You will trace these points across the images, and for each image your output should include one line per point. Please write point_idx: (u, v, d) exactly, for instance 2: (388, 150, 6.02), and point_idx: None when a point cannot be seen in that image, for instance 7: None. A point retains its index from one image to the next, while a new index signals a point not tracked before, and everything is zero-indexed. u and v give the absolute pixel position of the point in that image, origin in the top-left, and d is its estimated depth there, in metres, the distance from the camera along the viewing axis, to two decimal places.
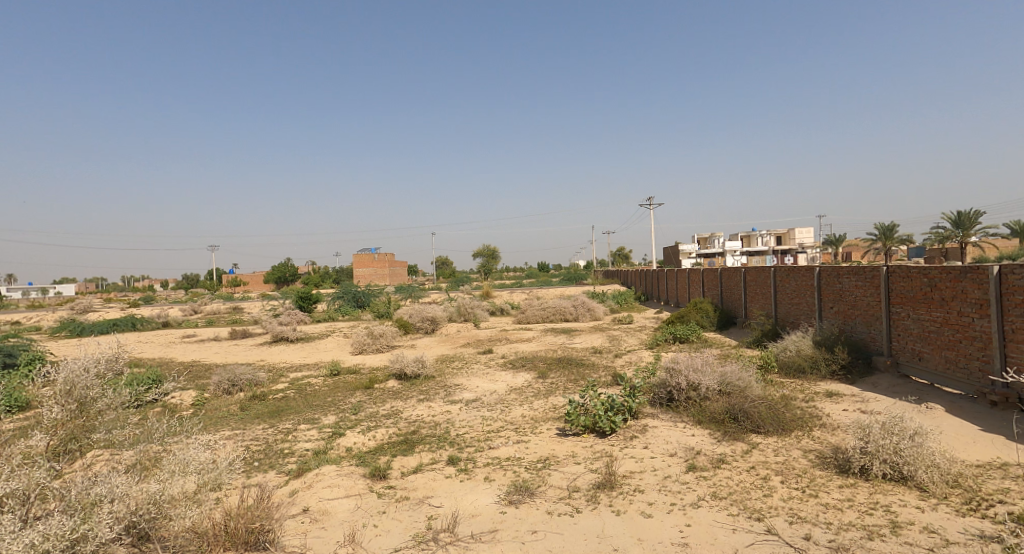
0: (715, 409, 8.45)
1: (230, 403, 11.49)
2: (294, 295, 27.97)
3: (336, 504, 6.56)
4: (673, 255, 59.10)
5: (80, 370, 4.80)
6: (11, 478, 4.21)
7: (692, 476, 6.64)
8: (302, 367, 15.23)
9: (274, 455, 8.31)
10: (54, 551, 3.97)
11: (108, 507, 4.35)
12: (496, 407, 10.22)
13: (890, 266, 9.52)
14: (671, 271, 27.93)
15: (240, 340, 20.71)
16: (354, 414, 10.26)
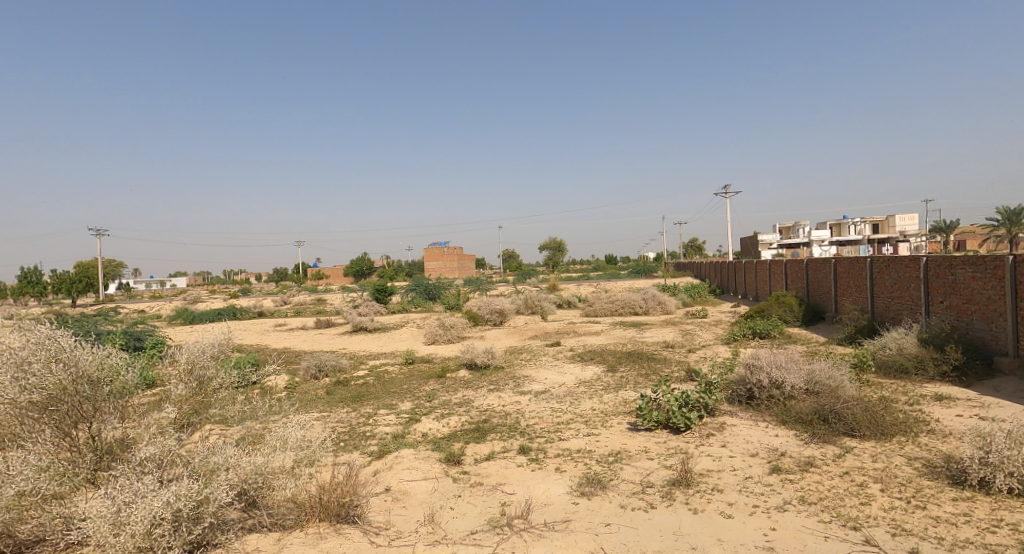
0: (802, 410, 7.93)
1: (317, 387, 12.11)
2: (370, 288, 28.95)
3: (414, 485, 6.73)
4: (752, 246, 56.38)
5: (198, 351, 5.35)
6: (148, 445, 4.77)
7: (777, 478, 6.27)
8: (380, 355, 15.77)
9: (356, 437, 8.65)
10: (184, 509, 4.40)
11: (225, 474, 4.82)
12: (565, 399, 10.13)
13: (1018, 255, 8.54)
14: (750, 263, 26.62)
15: (324, 329, 21.81)
16: (429, 402, 10.50)
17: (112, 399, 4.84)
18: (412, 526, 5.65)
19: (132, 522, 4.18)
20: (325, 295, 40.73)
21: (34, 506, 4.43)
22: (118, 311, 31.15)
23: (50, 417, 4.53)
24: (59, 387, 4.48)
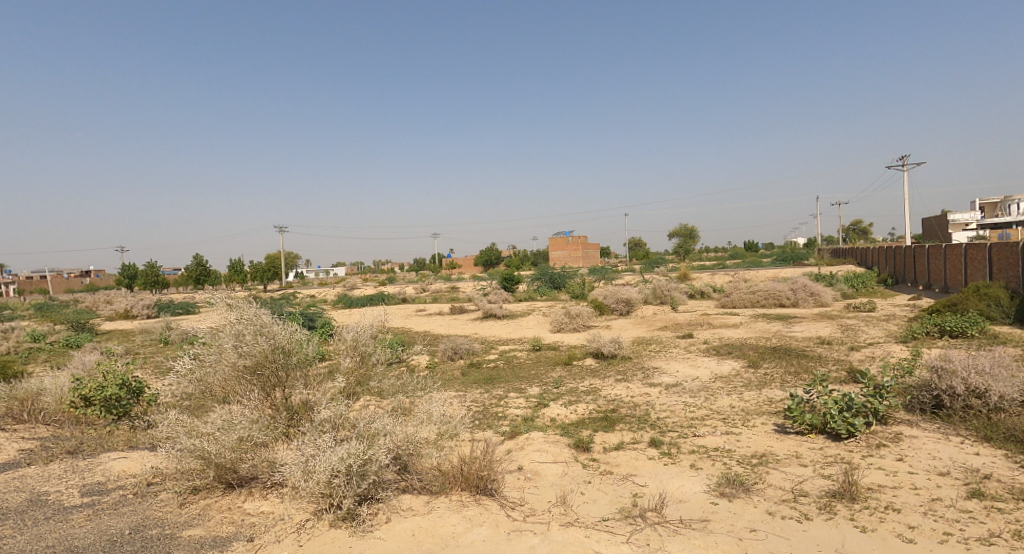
0: (1018, 428, 6.40)
1: (454, 368, 12.51)
2: (499, 277, 29.44)
3: (546, 467, 6.57)
4: (935, 230, 48.55)
5: (361, 330, 6.28)
6: (326, 409, 5.49)
7: (974, 505, 5.11)
8: (510, 341, 15.95)
9: (489, 416, 8.73)
10: (354, 466, 4.85)
11: (383, 439, 5.21)
12: (699, 394, 9.33)
13: None
14: (936, 248, 22.76)
15: (459, 315, 22.62)
16: (557, 388, 10.31)
17: (298, 367, 5.84)
18: (545, 505, 5.44)
19: (317, 471, 4.77)
20: (458, 284, 42.43)
21: (249, 449, 5.38)
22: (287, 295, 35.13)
23: (258, 380, 5.66)
24: (263, 353, 5.55)
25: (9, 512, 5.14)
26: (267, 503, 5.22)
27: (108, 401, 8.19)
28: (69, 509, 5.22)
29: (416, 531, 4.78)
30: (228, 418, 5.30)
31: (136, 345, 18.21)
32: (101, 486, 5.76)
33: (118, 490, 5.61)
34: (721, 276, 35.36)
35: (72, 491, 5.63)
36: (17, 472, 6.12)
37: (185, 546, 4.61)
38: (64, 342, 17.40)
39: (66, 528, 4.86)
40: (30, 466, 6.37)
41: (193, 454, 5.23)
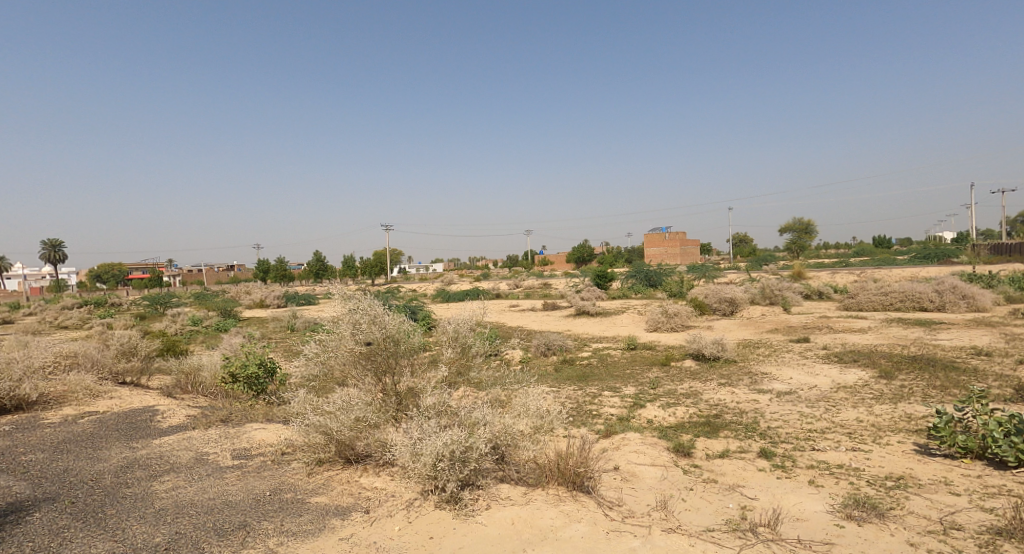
0: None
1: (546, 363, 12.67)
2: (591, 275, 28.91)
3: (643, 469, 6.50)
4: None
5: (462, 322, 6.61)
6: (431, 397, 5.97)
7: None
8: (604, 338, 15.78)
9: (583, 414, 8.76)
10: (456, 452, 5.19)
11: (483, 428, 5.50)
12: (819, 405, 8.62)
13: None
14: None
15: (551, 311, 22.65)
16: (654, 388, 10.05)
17: (406, 356, 6.25)
18: (645, 510, 5.41)
19: (424, 454, 5.15)
20: (552, 280, 42.40)
21: (364, 429, 5.98)
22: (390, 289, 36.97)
23: (372, 365, 6.17)
24: (377, 340, 6.00)
25: (178, 469, 6.00)
26: (380, 480, 5.70)
27: (249, 378, 9.45)
28: (222, 470, 5.97)
29: (515, 521, 4.96)
30: (347, 400, 6.00)
31: (268, 330, 20.28)
32: (247, 451, 6.54)
33: (261, 456, 6.34)
34: (838, 275, 31.80)
35: (225, 453, 6.45)
36: (183, 436, 6.99)
37: (313, 511, 5.13)
38: (211, 326, 19.72)
39: (221, 485, 5.60)
40: (195, 429, 7.25)
41: (318, 429, 5.91)
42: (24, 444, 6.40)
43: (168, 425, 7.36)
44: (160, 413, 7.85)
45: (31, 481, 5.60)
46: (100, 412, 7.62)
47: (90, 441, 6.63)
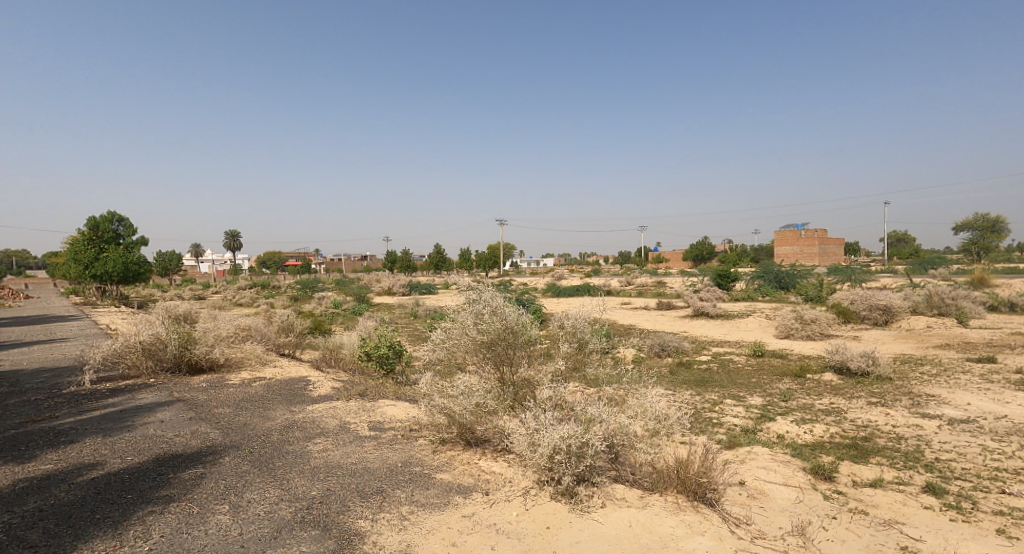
0: None
1: (660, 365, 11.68)
2: (709, 273, 26.08)
3: (773, 487, 5.81)
4: None
5: (580, 319, 6.32)
6: (549, 390, 5.74)
7: None
8: (726, 343, 14.15)
9: (702, 421, 7.93)
10: (572, 447, 5.05)
11: (598, 426, 5.28)
12: (1011, 441, 6.67)
13: None
14: None
15: (667, 311, 21.31)
16: (785, 400, 8.69)
17: (522, 348, 6.11)
18: (778, 533, 4.94)
19: (541, 444, 5.10)
20: (665, 279, 40.09)
21: (484, 416, 6.03)
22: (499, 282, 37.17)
23: (492, 354, 6.14)
24: (498, 331, 5.97)
25: (326, 433, 6.48)
26: (498, 464, 5.75)
27: (380, 358, 9.91)
28: (361, 439, 6.33)
29: (633, 523, 4.77)
30: (468, 385, 6.02)
31: (395, 316, 21.74)
32: (381, 424, 6.81)
33: (392, 430, 6.62)
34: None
35: (363, 423, 6.81)
36: (329, 405, 7.48)
37: (438, 486, 5.33)
38: (350, 310, 21.65)
39: (361, 452, 5.99)
40: (339, 400, 7.70)
41: (442, 411, 6.15)
42: (214, 399, 7.47)
43: (317, 394, 7.96)
44: (312, 383, 8.58)
45: (219, 430, 6.38)
46: (269, 377, 8.73)
47: (259, 404, 7.41)
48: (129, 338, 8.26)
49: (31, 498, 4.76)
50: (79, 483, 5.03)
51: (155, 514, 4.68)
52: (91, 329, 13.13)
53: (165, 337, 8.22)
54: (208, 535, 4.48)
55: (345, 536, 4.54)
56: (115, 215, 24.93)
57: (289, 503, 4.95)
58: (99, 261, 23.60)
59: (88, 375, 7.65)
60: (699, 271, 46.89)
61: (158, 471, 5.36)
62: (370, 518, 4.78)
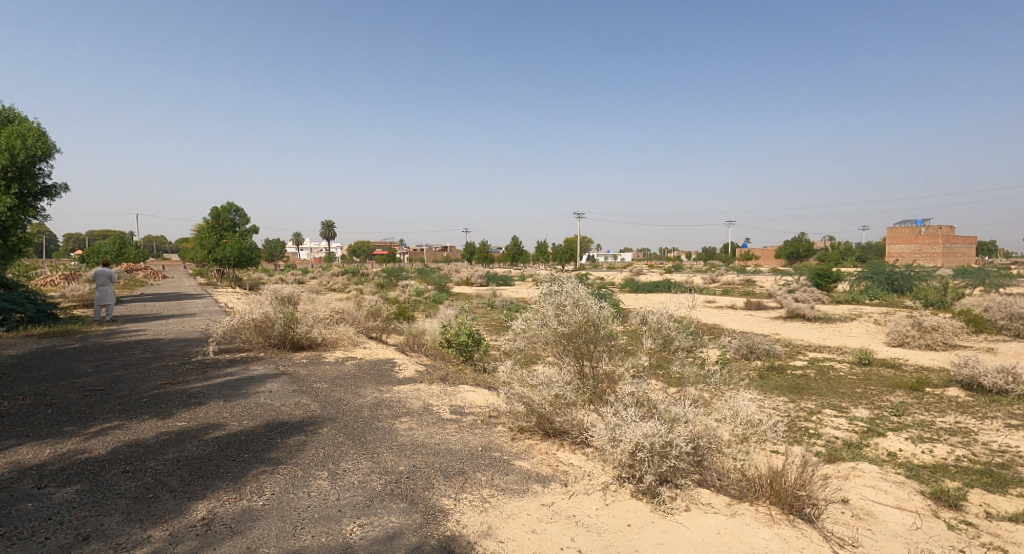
0: None
1: (747, 367, 10.49)
2: (809, 271, 23.83)
3: (885, 510, 5.01)
4: None
5: (663, 316, 5.97)
6: (632, 386, 5.42)
7: None
8: (824, 348, 12.35)
9: (796, 431, 7.02)
10: (655, 446, 4.57)
11: (683, 425, 4.75)
12: None
13: None
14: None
15: (756, 310, 19.85)
16: (897, 416, 7.55)
17: (603, 343, 5.76)
18: None
19: (623, 439, 4.67)
20: (753, 277, 37.31)
21: (563, 407, 5.75)
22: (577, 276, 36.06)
23: (571, 347, 5.79)
24: (579, 323, 5.64)
25: (412, 413, 6.61)
26: (576, 457, 5.41)
27: (460, 345, 10.41)
28: (443, 421, 6.34)
29: (721, 531, 4.25)
30: (547, 376, 5.80)
31: (470, 307, 21.91)
32: (461, 408, 6.88)
33: (472, 415, 6.60)
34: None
35: (445, 406, 6.91)
36: (414, 386, 7.82)
37: (517, 472, 5.06)
38: (431, 300, 22.33)
39: (443, 433, 5.96)
40: (422, 382, 8.06)
41: (521, 400, 5.91)
42: (314, 373, 8.18)
43: (403, 376, 8.38)
44: (397, 364, 9.17)
45: (317, 402, 6.84)
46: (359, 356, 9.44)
47: (350, 380, 7.95)
48: (244, 315, 9.28)
49: (167, 450, 5.11)
50: (206, 440, 5.39)
51: (266, 474, 4.81)
52: (213, 307, 14.62)
53: (273, 315, 9.17)
54: (311, 496, 4.48)
55: (431, 511, 4.36)
56: (233, 206, 27.47)
57: (379, 475, 4.90)
58: (221, 247, 26.11)
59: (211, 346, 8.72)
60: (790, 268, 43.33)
61: (268, 435, 5.67)
62: (453, 497, 4.58)
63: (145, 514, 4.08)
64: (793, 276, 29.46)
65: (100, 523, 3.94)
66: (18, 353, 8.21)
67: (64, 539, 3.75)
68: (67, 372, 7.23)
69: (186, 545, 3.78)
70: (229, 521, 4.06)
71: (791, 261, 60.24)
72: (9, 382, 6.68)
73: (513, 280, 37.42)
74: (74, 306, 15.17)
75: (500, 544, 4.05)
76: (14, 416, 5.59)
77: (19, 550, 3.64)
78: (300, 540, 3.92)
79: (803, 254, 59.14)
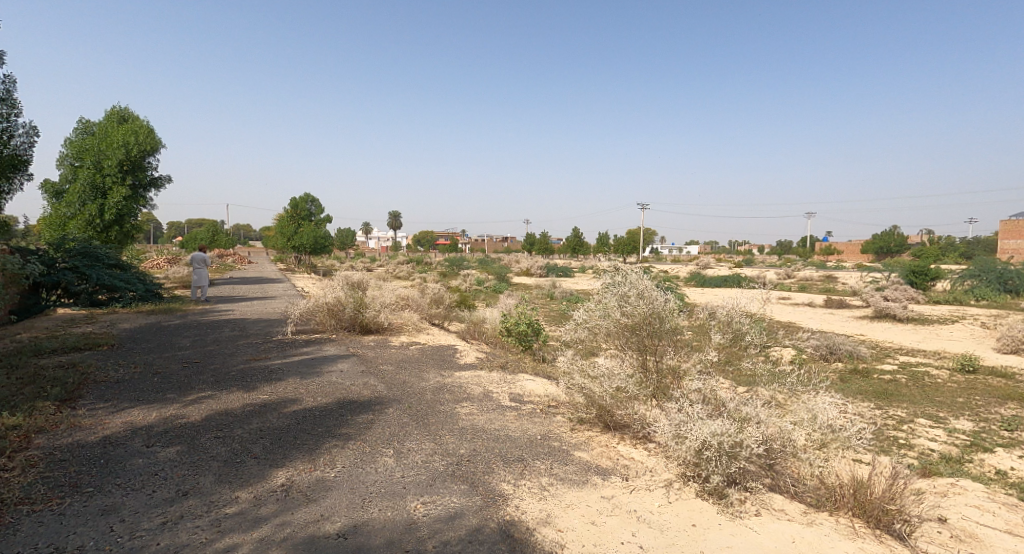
0: None
1: (827, 369, 10.13)
2: (905, 268, 22.52)
3: (990, 532, 4.75)
4: None
5: (735, 311, 5.92)
6: (698, 381, 5.37)
7: None
8: (919, 352, 11.68)
9: (885, 440, 6.78)
10: (723, 444, 4.55)
11: (754, 426, 4.69)
12: None
13: None
14: None
15: (838, 309, 18.97)
16: (1007, 431, 7.11)
17: (668, 336, 5.78)
18: None
19: (689, 436, 4.67)
20: (836, 273, 35.44)
21: (625, 401, 5.80)
22: (648, 266, 35.27)
23: (636, 340, 5.85)
24: (643, 315, 5.70)
25: (472, 398, 6.90)
26: (638, 452, 5.48)
27: (519, 334, 10.56)
28: (503, 409, 6.59)
29: (796, 540, 4.18)
30: (609, 368, 5.86)
31: (535, 297, 22.10)
32: (520, 396, 7.10)
33: (532, 404, 6.81)
34: None
35: (504, 394, 7.14)
36: (474, 373, 8.12)
37: (577, 464, 5.22)
38: (497, 289, 22.70)
39: (503, 420, 6.20)
40: (481, 369, 8.37)
41: (581, 391, 6.03)
42: (381, 356, 8.66)
43: (462, 361, 8.74)
44: (458, 351, 9.48)
45: (383, 384, 7.26)
46: (423, 342, 9.83)
47: (414, 364, 8.36)
48: (318, 299, 9.92)
49: (252, 420, 5.61)
50: (285, 413, 5.88)
51: (338, 448, 5.22)
52: (291, 291, 15.54)
53: (344, 300, 9.75)
54: (377, 472, 4.82)
55: (491, 495, 4.57)
56: (310, 195, 29.03)
57: (441, 457, 5.19)
58: (298, 235, 27.78)
59: (289, 327, 9.37)
60: (878, 264, 40.90)
61: (339, 412, 6.10)
62: (512, 483, 4.79)
63: (234, 477, 4.52)
64: (885, 272, 27.69)
65: (196, 483, 4.40)
66: (129, 327, 9.15)
67: (167, 493, 4.21)
68: (169, 345, 8.04)
69: (269, 508, 4.16)
70: (305, 489, 4.44)
71: (880, 257, 56.86)
72: (122, 352, 7.49)
73: (582, 271, 37.07)
74: (175, 286, 16.62)
75: (560, 533, 4.16)
76: (127, 383, 6.26)
77: (132, 499, 4.11)
78: (368, 512, 4.23)
79: (894, 249, 55.55)
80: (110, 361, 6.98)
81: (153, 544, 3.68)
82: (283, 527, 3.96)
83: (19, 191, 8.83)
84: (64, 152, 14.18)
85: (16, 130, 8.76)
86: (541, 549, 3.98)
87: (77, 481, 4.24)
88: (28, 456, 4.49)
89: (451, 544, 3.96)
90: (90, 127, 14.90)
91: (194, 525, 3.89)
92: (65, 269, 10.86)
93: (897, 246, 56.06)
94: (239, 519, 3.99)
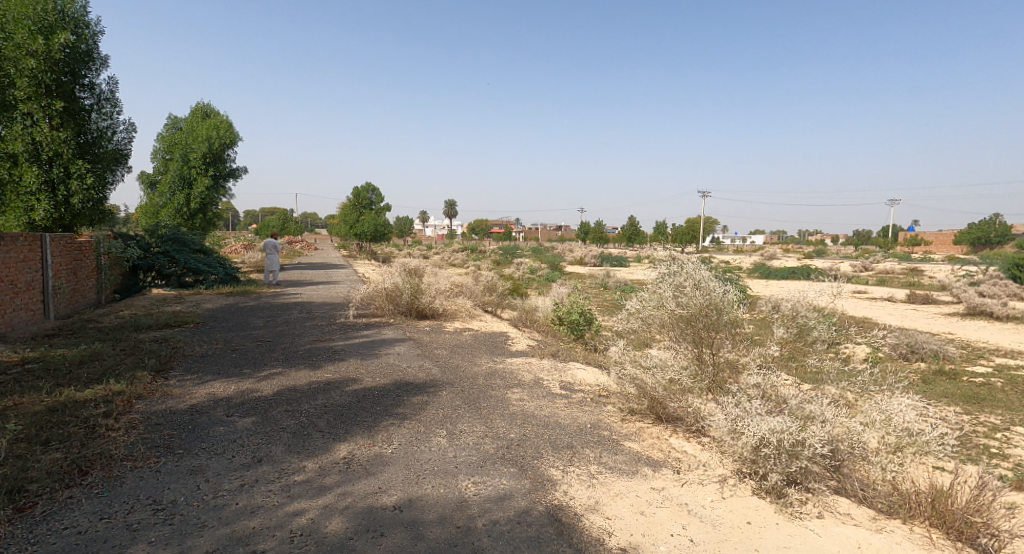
0: None
1: (908, 369, 9.73)
2: (1008, 262, 20.94)
3: None
4: None
5: (801, 304, 5.78)
6: (757, 375, 5.33)
7: None
8: (1017, 354, 10.97)
9: (973, 448, 6.53)
10: (783, 442, 4.54)
11: (818, 426, 4.63)
12: None
13: None
14: None
15: (925, 305, 17.95)
16: None
17: (726, 328, 5.74)
18: None
19: (747, 433, 4.70)
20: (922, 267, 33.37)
21: (678, 393, 5.83)
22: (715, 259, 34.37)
23: (691, 331, 5.84)
24: (699, 306, 5.70)
25: (523, 385, 7.11)
26: (690, 445, 5.54)
27: (571, 323, 10.67)
28: (554, 396, 6.77)
29: (862, 545, 4.15)
30: (662, 359, 5.90)
31: (595, 288, 22.07)
32: (571, 385, 7.26)
33: (582, 393, 6.95)
34: None
35: (555, 382, 7.32)
36: (526, 360, 8.34)
37: (627, 453, 5.34)
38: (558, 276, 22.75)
39: (553, 407, 6.38)
40: (534, 356, 8.58)
41: (633, 381, 6.12)
42: (436, 340, 9.00)
43: (516, 348, 8.96)
44: (511, 338, 9.71)
45: (438, 367, 7.58)
46: (481, 329, 10.11)
47: (468, 350, 8.64)
48: (378, 284, 10.39)
49: (318, 397, 6.02)
50: (347, 392, 6.28)
51: (394, 426, 5.54)
52: (353, 277, 16.29)
53: (402, 286, 10.18)
54: (432, 451, 5.10)
55: (540, 480, 4.77)
56: (372, 186, 30.04)
57: (492, 440, 5.43)
58: (360, 223, 28.88)
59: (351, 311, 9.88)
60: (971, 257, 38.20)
61: (396, 392, 6.44)
62: (562, 469, 4.98)
63: (302, 448, 4.91)
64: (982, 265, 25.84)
65: (269, 450, 4.83)
66: (211, 307, 9.93)
67: (245, 459, 4.64)
68: (245, 324, 8.68)
69: (332, 477, 4.52)
70: (364, 463, 4.77)
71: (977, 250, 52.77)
72: (205, 329, 8.16)
73: (644, 261, 36.57)
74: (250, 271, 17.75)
75: (607, 521, 4.31)
76: (210, 358, 6.84)
77: (214, 462, 4.55)
78: (422, 488, 4.52)
79: (992, 240, 51.55)
80: (196, 337, 7.64)
81: (233, 503, 4.08)
82: (345, 496, 4.29)
83: (120, 182, 9.68)
84: (157, 145, 15.35)
85: (118, 127, 9.59)
86: (589, 534, 4.14)
87: (170, 443, 4.74)
88: (130, 418, 5.04)
89: (502, 523, 4.18)
90: (178, 122, 16.03)
91: (267, 489, 4.28)
92: (157, 251, 11.85)
93: (996, 237, 52.05)
94: (306, 486, 4.36)
